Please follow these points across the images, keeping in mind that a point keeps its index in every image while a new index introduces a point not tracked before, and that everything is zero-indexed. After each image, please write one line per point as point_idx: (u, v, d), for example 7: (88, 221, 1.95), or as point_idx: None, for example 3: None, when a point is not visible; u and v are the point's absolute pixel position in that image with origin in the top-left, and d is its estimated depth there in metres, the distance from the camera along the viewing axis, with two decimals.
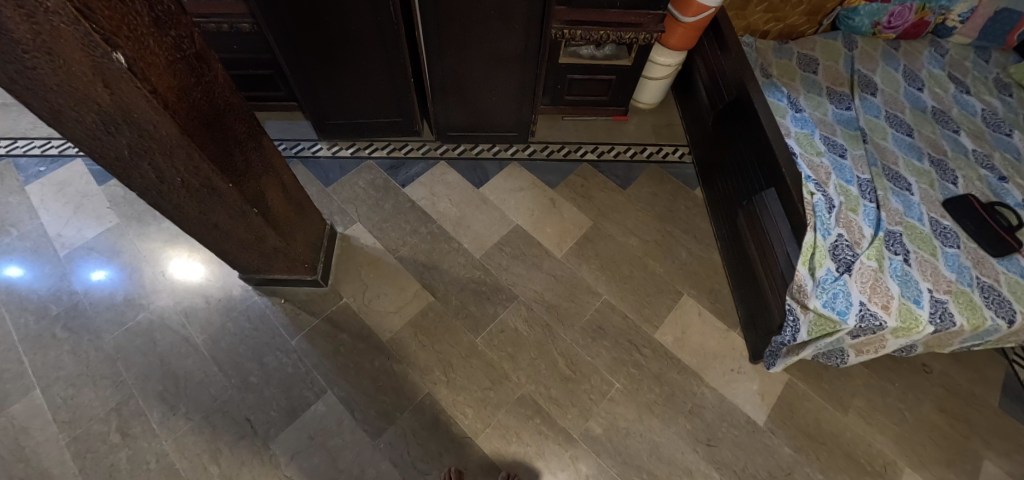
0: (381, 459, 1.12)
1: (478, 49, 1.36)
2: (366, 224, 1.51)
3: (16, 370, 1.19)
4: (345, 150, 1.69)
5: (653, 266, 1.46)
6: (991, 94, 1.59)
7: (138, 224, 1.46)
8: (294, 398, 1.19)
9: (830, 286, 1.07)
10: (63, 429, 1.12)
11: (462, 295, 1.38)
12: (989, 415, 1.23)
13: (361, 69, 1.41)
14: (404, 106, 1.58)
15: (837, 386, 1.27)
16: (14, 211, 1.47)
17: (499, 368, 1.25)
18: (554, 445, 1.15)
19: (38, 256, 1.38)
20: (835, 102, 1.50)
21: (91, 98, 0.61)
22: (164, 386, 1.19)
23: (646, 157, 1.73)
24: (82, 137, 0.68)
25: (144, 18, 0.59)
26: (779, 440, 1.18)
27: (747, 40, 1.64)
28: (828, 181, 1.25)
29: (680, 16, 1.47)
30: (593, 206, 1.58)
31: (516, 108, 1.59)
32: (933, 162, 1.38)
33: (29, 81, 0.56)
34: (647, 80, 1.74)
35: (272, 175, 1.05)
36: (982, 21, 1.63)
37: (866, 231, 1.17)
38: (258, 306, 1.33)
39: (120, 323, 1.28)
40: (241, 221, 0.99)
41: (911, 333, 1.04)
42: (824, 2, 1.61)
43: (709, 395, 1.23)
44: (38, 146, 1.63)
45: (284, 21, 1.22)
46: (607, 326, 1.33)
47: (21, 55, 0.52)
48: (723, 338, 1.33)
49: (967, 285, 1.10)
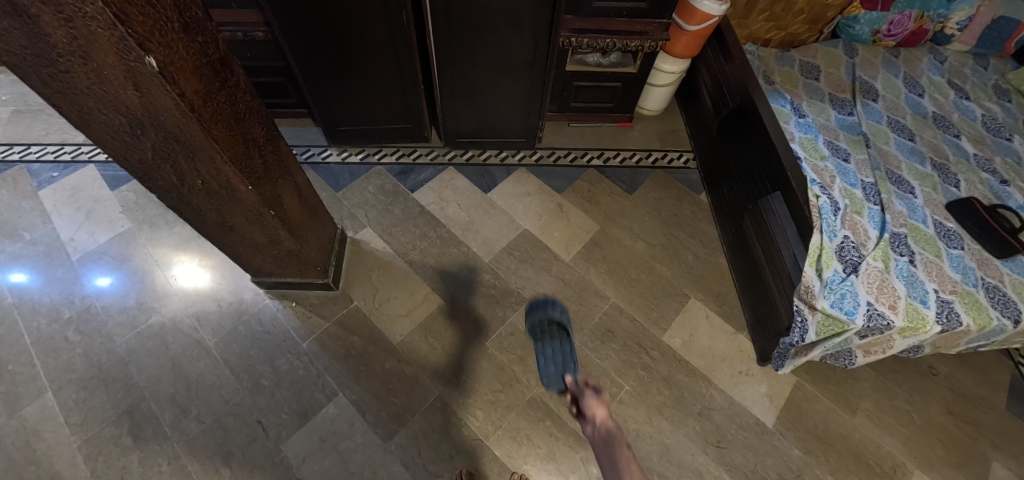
0: (393, 461, 1.12)
1: (488, 56, 1.38)
2: (376, 229, 1.52)
3: (29, 372, 1.20)
4: (354, 156, 1.71)
5: (660, 269, 1.47)
6: (990, 100, 1.62)
7: (149, 228, 1.48)
8: (305, 400, 1.20)
9: (838, 287, 1.09)
10: (75, 432, 1.12)
11: (472, 298, 1.39)
12: (996, 418, 1.24)
13: (373, 75, 1.44)
14: (414, 112, 1.61)
15: (846, 388, 1.27)
16: (26, 216, 1.49)
17: (509, 371, 1.26)
18: (565, 447, 1.16)
19: (50, 260, 1.39)
20: (838, 108, 1.53)
21: (121, 102, 0.62)
22: (176, 389, 1.20)
23: (652, 163, 1.75)
24: (108, 139, 0.70)
25: (174, 24, 0.60)
26: (788, 442, 1.18)
27: (750, 48, 1.68)
28: (833, 185, 1.28)
29: (684, 25, 1.50)
30: (600, 211, 1.60)
31: (524, 115, 1.62)
32: (936, 166, 1.40)
33: (62, 85, 0.58)
34: (652, 88, 1.77)
35: (287, 178, 1.06)
36: (979, 28, 1.67)
37: (872, 233, 1.20)
38: (270, 309, 1.34)
39: (132, 326, 1.28)
40: (258, 224, 1.01)
41: (918, 333, 1.06)
42: (824, 11, 1.65)
43: (718, 397, 1.24)
44: (52, 152, 1.65)
45: (299, 29, 1.25)
46: (615, 329, 1.34)
47: (56, 60, 0.53)
48: (731, 341, 1.34)
49: (972, 286, 1.12)
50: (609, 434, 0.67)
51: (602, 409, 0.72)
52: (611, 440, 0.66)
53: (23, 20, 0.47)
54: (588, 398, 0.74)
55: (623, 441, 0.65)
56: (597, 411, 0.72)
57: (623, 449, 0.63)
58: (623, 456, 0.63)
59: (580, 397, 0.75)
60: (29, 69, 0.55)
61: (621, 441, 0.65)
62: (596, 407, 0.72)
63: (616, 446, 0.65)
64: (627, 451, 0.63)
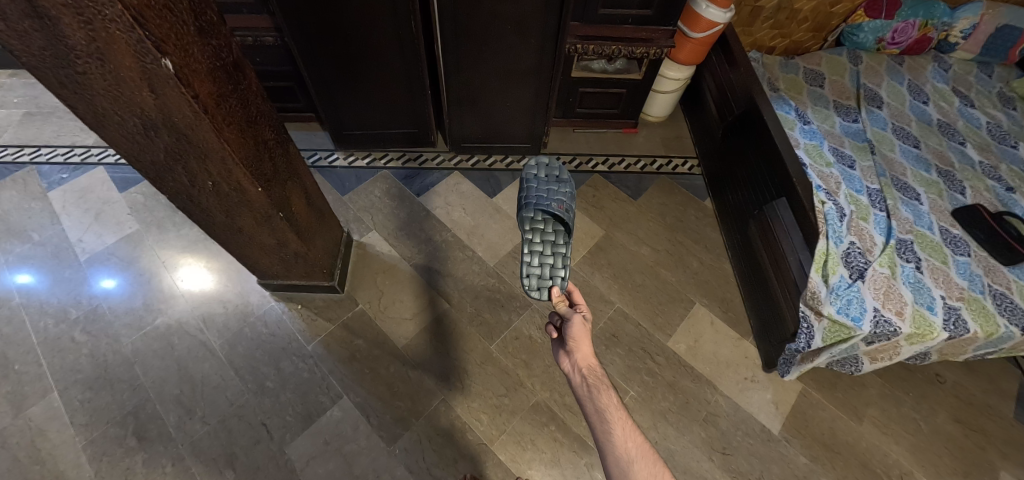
0: (396, 465, 1.12)
1: (494, 62, 1.40)
2: (382, 232, 1.53)
3: (35, 372, 1.20)
4: (361, 160, 1.72)
5: (664, 275, 1.47)
6: (995, 107, 1.62)
7: (157, 230, 1.49)
8: (310, 402, 1.20)
9: (844, 293, 1.10)
10: (80, 432, 1.12)
11: (476, 302, 1.39)
12: (1005, 426, 1.23)
13: (381, 80, 1.46)
14: (421, 117, 1.62)
15: (852, 396, 1.26)
16: (35, 217, 1.50)
17: (513, 375, 1.26)
18: (569, 452, 1.15)
19: (58, 261, 1.40)
20: (842, 115, 1.54)
21: (135, 103, 0.63)
22: (182, 390, 1.20)
23: (657, 169, 1.76)
24: (122, 140, 0.71)
25: (190, 27, 0.61)
26: (794, 449, 1.18)
27: (754, 55, 1.69)
28: (838, 190, 1.29)
29: (689, 32, 1.53)
30: (605, 216, 1.60)
31: (529, 121, 1.64)
32: (941, 173, 1.40)
33: (78, 86, 0.59)
34: (657, 94, 1.78)
35: (296, 181, 1.07)
36: (984, 37, 1.67)
37: (878, 239, 1.21)
38: (275, 311, 1.35)
39: (138, 328, 1.29)
40: (266, 226, 1.01)
41: (926, 340, 1.06)
42: (828, 20, 1.67)
43: (723, 404, 1.23)
44: (62, 154, 1.67)
45: (308, 35, 1.27)
46: (620, 334, 1.34)
47: (75, 61, 0.54)
48: (736, 347, 1.34)
49: (979, 293, 1.12)
50: (594, 379, 0.73)
51: (588, 349, 0.78)
52: (596, 386, 0.71)
53: (43, 22, 0.48)
54: (578, 336, 0.80)
55: (608, 388, 0.71)
56: (583, 351, 0.78)
57: (609, 395, 0.70)
58: (607, 401, 0.69)
59: (570, 332, 0.81)
60: (46, 70, 0.56)
61: (606, 387, 0.71)
62: (582, 346, 0.78)
63: (601, 391, 0.70)
64: (612, 396, 0.70)
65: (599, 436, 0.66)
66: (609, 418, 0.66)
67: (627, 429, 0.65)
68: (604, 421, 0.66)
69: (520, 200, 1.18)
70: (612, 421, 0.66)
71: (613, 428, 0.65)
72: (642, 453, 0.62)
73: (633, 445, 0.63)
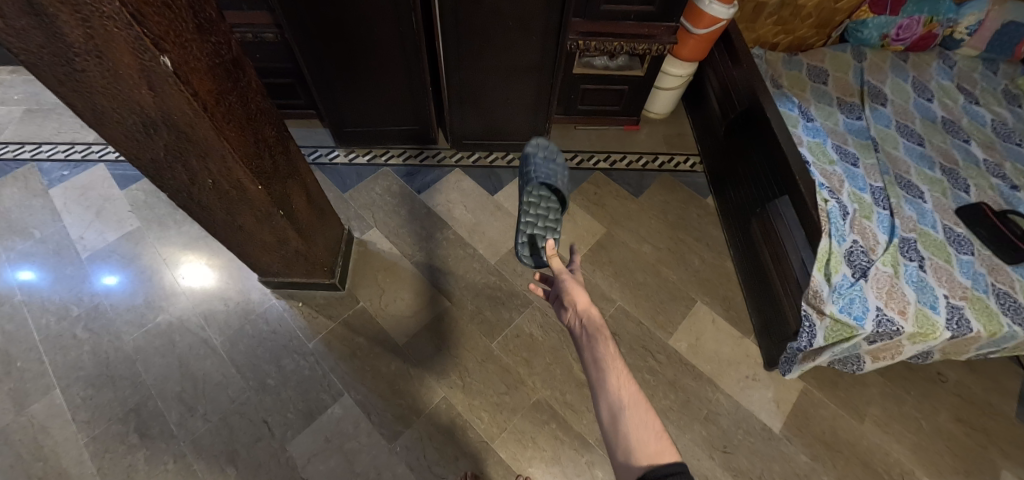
0: (397, 463, 1.12)
1: (496, 59, 1.39)
2: (383, 230, 1.53)
3: (37, 369, 1.21)
4: (361, 157, 1.72)
5: (666, 273, 1.46)
6: (1000, 105, 1.61)
7: (158, 227, 1.49)
8: (311, 400, 1.20)
9: (846, 292, 1.10)
10: (82, 429, 1.13)
11: (478, 300, 1.39)
12: (1006, 425, 1.22)
13: (381, 77, 1.45)
14: (422, 113, 1.62)
15: (853, 395, 1.26)
16: (36, 214, 1.50)
17: (514, 373, 1.26)
18: (570, 450, 1.15)
19: (59, 258, 1.40)
20: (846, 112, 1.53)
21: (134, 100, 0.62)
22: (183, 388, 1.20)
23: (659, 167, 1.75)
24: (122, 138, 0.71)
25: (189, 24, 0.61)
26: (795, 448, 1.17)
27: (757, 52, 1.68)
28: (842, 189, 1.28)
29: (692, 28, 1.51)
30: (606, 213, 1.60)
31: (531, 118, 1.63)
32: (945, 171, 1.40)
33: (77, 84, 0.59)
34: (659, 91, 1.77)
35: (296, 179, 1.07)
36: (989, 34, 1.66)
37: (881, 238, 1.20)
38: (276, 309, 1.35)
39: (139, 325, 1.29)
40: (267, 223, 1.01)
41: (928, 339, 1.05)
42: (833, 15, 1.65)
43: (724, 402, 1.23)
44: (62, 150, 1.67)
45: (309, 32, 1.27)
46: (621, 332, 1.33)
47: (73, 59, 0.54)
48: (737, 345, 1.33)
49: (982, 292, 1.12)
50: (593, 330, 0.72)
51: (587, 303, 0.77)
52: (594, 336, 0.71)
53: (40, 21, 0.47)
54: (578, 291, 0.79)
55: (607, 339, 0.70)
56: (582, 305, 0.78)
57: (607, 345, 0.69)
58: (605, 352, 0.68)
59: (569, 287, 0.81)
60: (45, 68, 0.56)
61: (605, 338, 0.70)
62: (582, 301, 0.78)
63: (600, 342, 0.70)
64: (610, 347, 0.69)
65: (595, 382, 0.65)
66: (606, 366, 0.65)
67: (620, 377, 0.64)
68: (600, 370, 0.65)
69: (524, 174, 1.24)
70: (608, 370, 0.65)
71: (607, 376, 0.64)
72: (634, 401, 0.60)
73: (626, 393, 0.62)
